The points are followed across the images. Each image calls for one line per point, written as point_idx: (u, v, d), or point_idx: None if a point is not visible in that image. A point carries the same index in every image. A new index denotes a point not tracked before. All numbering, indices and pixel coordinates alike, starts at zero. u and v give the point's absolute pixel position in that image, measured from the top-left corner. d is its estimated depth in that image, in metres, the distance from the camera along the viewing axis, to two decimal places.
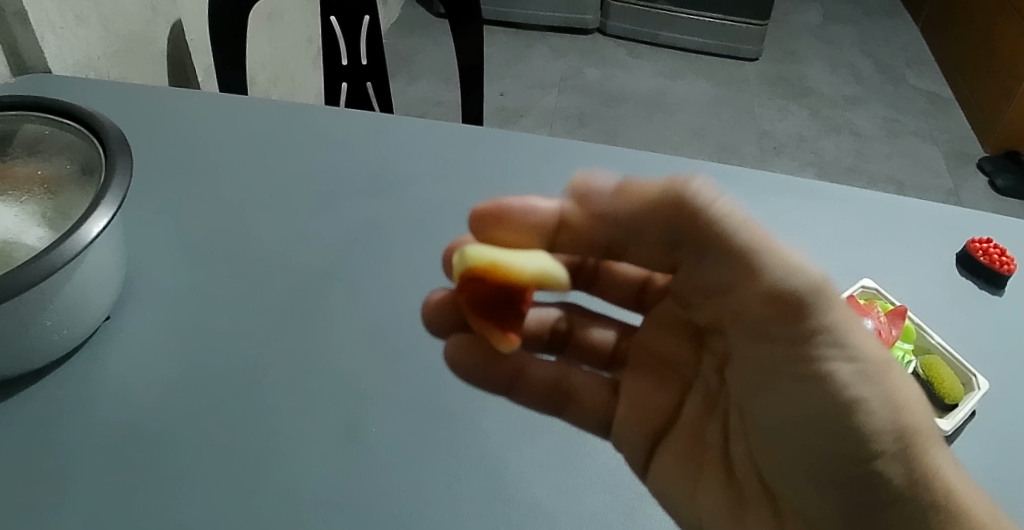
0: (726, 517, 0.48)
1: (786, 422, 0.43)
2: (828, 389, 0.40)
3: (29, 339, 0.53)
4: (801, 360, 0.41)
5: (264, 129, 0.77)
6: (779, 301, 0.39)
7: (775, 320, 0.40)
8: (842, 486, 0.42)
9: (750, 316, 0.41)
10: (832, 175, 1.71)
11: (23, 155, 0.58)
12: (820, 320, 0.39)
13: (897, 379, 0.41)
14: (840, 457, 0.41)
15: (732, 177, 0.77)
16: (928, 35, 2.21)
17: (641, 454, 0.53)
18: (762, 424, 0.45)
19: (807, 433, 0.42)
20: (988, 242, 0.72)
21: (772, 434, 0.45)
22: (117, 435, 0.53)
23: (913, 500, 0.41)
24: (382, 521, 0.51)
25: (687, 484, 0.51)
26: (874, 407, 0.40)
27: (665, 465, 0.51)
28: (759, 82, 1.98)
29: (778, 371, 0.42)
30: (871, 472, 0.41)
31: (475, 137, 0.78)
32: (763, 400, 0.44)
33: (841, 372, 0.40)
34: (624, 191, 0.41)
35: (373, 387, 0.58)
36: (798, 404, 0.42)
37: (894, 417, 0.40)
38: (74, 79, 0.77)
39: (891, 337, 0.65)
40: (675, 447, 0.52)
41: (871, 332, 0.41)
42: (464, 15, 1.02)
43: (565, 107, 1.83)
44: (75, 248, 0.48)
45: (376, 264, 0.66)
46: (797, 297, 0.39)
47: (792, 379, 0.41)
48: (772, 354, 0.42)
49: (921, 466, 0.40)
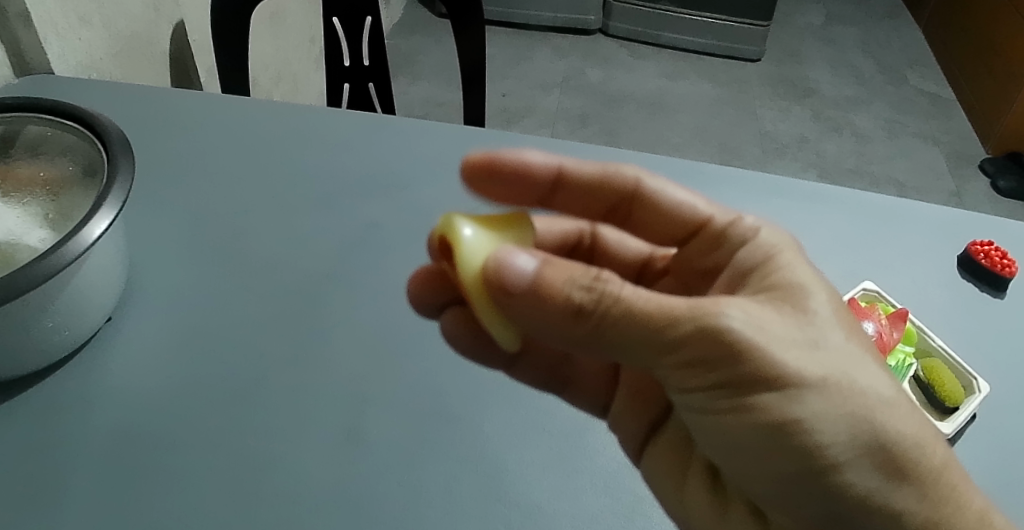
0: (712, 514, 0.50)
1: (737, 456, 0.44)
2: (773, 428, 0.41)
3: (31, 340, 0.53)
4: (737, 402, 0.41)
5: (266, 130, 0.77)
6: (703, 359, 0.39)
7: (704, 372, 0.40)
8: (804, 507, 0.44)
9: (677, 377, 0.41)
10: (835, 177, 1.71)
11: (26, 156, 0.58)
12: (748, 364, 0.40)
13: (847, 391, 0.41)
14: (800, 482, 0.43)
15: (732, 178, 0.77)
16: (930, 36, 2.21)
17: (636, 440, 0.55)
18: (718, 456, 0.46)
19: (766, 465, 0.43)
20: (990, 245, 0.72)
21: (730, 465, 0.45)
22: (120, 436, 0.54)
23: (877, 501, 0.42)
24: (384, 523, 0.51)
25: (676, 475, 0.53)
26: (821, 430, 0.41)
27: (657, 452, 0.54)
28: (761, 83, 1.97)
29: (716, 415, 0.43)
30: (836, 485, 0.42)
31: (476, 138, 0.78)
32: (711, 441, 0.45)
33: (778, 407, 0.40)
34: (525, 289, 0.39)
35: (374, 388, 0.58)
36: (748, 443, 0.43)
37: (847, 434, 0.41)
38: (76, 80, 0.77)
39: (893, 340, 0.65)
40: (669, 438, 0.54)
41: (804, 348, 0.41)
42: (467, 16, 1.02)
43: (568, 107, 1.83)
44: (78, 249, 0.48)
45: (378, 265, 0.67)
46: (724, 343, 0.39)
47: (734, 422, 0.42)
48: (704, 402, 0.43)
49: (881, 465, 0.42)
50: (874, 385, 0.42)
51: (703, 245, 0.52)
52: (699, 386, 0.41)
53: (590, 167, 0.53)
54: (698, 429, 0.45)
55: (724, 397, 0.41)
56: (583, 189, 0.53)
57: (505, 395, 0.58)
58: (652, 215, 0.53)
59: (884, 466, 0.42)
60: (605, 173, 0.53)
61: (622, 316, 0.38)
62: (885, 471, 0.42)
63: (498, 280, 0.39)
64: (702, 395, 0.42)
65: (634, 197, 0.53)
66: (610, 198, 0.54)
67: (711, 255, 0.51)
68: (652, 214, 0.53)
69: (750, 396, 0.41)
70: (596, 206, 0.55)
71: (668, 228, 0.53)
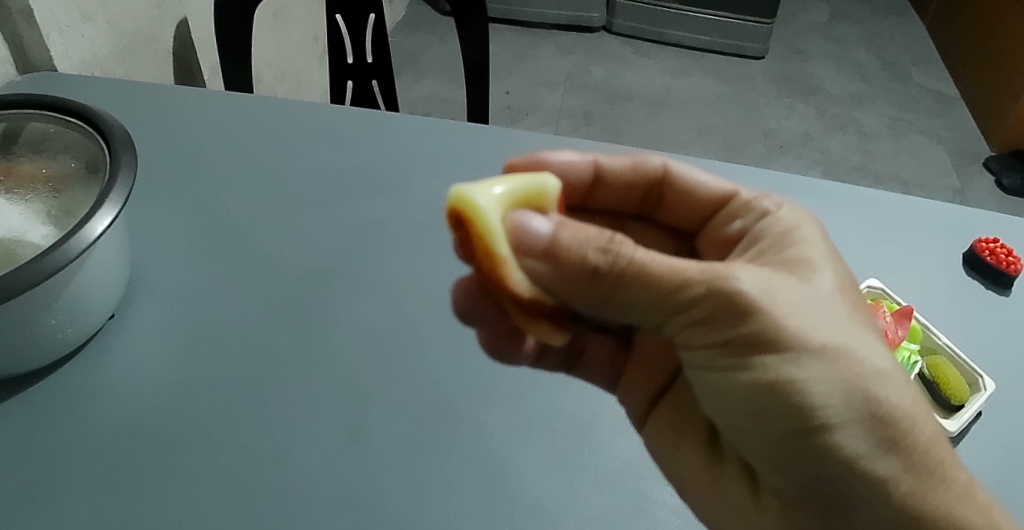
0: (707, 475, 0.52)
1: (734, 416, 0.45)
2: (770, 389, 0.41)
3: (34, 337, 0.53)
4: (737, 360, 0.42)
5: (269, 128, 0.77)
6: (709, 317, 0.41)
7: (707, 327, 0.42)
8: (793, 469, 0.44)
9: (684, 332, 0.43)
10: (839, 174, 1.70)
11: (28, 153, 0.58)
12: (752, 322, 0.40)
13: (849, 360, 0.41)
14: (793, 443, 0.43)
15: (739, 173, 0.77)
16: (935, 33, 2.20)
17: (637, 412, 0.57)
18: (717, 416, 0.46)
19: (760, 424, 0.43)
20: (996, 241, 0.72)
21: (727, 425, 0.46)
22: (122, 434, 0.53)
23: (867, 469, 0.42)
24: (388, 521, 0.51)
25: (673, 442, 0.55)
26: (820, 392, 0.41)
27: (659, 421, 0.56)
28: (765, 80, 1.97)
29: (717, 372, 0.44)
30: (829, 448, 0.42)
31: (479, 135, 0.78)
32: (713, 401, 0.46)
33: (777, 367, 0.41)
34: (540, 260, 0.42)
35: (376, 386, 0.58)
36: (744, 402, 0.43)
37: (845, 399, 0.41)
38: (79, 78, 0.77)
39: (898, 336, 0.64)
40: (668, 413, 0.56)
41: (814, 313, 0.42)
42: (470, 13, 1.02)
43: (571, 105, 1.82)
44: (80, 246, 0.48)
45: (380, 263, 0.66)
46: (734, 302, 0.40)
47: (733, 379, 0.43)
48: (706, 359, 0.44)
49: (874, 433, 0.42)
50: (878, 357, 0.42)
51: (725, 220, 0.52)
52: (702, 342, 0.43)
53: (623, 162, 0.55)
54: (701, 387, 0.46)
55: (725, 355, 0.42)
56: (617, 184, 0.55)
57: (509, 392, 0.58)
58: (682, 201, 0.55)
59: (878, 435, 0.42)
60: (637, 166, 0.54)
61: (632, 276, 0.41)
62: (878, 440, 0.42)
63: (516, 242, 0.42)
64: (704, 352, 0.43)
65: (663, 186, 0.55)
66: (641, 190, 0.56)
67: (736, 223, 0.51)
68: (681, 197, 0.55)
69: (750, 354, 0.41)
70: (630, 198, 0.56)
71: (695, 207, 0.54)
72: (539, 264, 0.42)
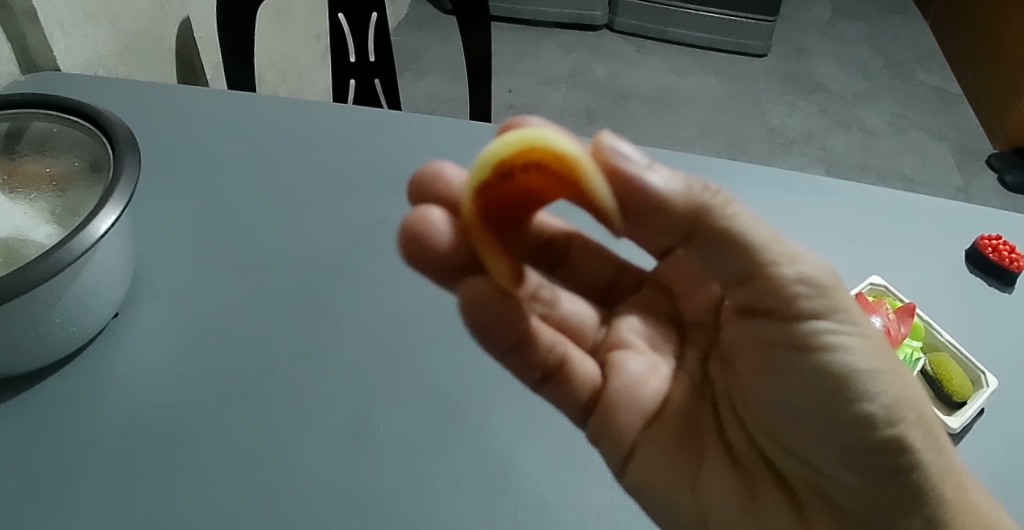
0: (735, 493, 0.48)
1: (803, 400, 0.42)
2: (851, 367, 0.40)
3: (39, 336, 0.53)
4: (817, 345, 0.40)
5: (271, 127, 0.77)
6: (805, 287, 0.39)
7: (804, 296, 0.39)
8: (861, 464, 0.42)
9: (765, 303, 0.40)
10: (842, 172, 1.70)
11: (32, 152, 0.59)
12: (833, 306, 0.40)
13: (897, 357, 0.42)
14: (867, 439, 0.41)
15: (741, 173, 0.77)
16: (938, 30, 2.19)
17: (622, 446, 0.50)
18: (775, 401, 0.44)
19: (827, 415, 0.42)
20: (999, 238, 0.71)
21: (791, 412, 0.43)
22: (126, 432, 0.54)
23: (926, 469, 0.42)
24: (391, 520, 0.51)
25: (685, 474, 0.49)
26: (886, 384, 0.41)
27: (661, 450, 0.49)
28: (767, 78, 1.97)
29: (790, 357, 0.41)
30: (891, 448, 0.41)
31: (482, 133, 0.78)
32: (775, 390, 0.43)
33: (854, 354, 0.40)
34: (645, 178, 0.37)
35: (379, 384, 0.58)
36: (819, 384, 0.41)
37: (906, 390, 0.41)
38: (83, 78, 0.78)
39: (901, 334, 0.65)
40: (666, 434, 0.49)
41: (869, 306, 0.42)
42: (473, 10, 1.01)
43: (574, 104, 1.82)
44: (83, 245, 0.48)
45: (383, 262, 0.66)
46: (818, 284, 0.39)
47: (807, 365, 0.41)
48: (781, 340, 0.41)
49: (929, 434, 0.42)
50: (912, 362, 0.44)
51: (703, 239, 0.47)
52: (793, 314, 0.40)
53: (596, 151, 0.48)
54: (757, 369, 0.44)
55: (805, 339, 0.40)
56: None
57: (511, 390, 0.58)
58: None
59: (931, 434, 0.42)
60: None
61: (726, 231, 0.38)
62: (931, 439, 0.42)
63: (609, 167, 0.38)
64: (778, 329, 0.41)
65: None
66: None
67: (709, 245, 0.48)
68: None
69: (831, 338, 0.40)
70: None
71: None
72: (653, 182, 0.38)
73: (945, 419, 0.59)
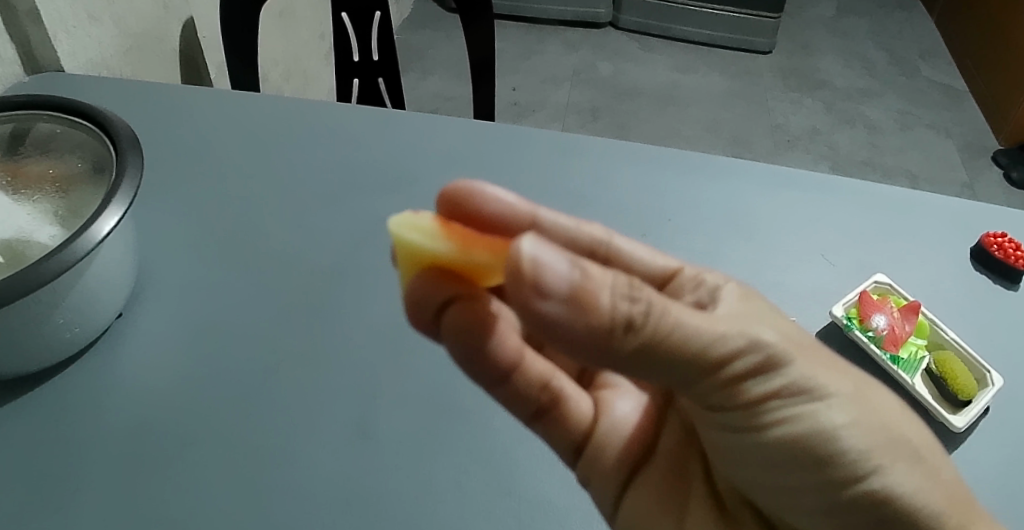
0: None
1: (770, 473, 0.42)
2: (816, 435, 0.40)
3: (43, 337, 0.53)
4: (764, 419, 0.41)
5: (274, 126, 0.77)
6: (747, 374, 0.39)
7: (751, 385, 0.40)
8: (847, 520, 0.42)
9: (713, 397, 0.40)
10: (847, 169, 1.70)
11: (35, 154, 0.59)
12: (780, 380, 0.40)
13: (872, 410, 0.42)
14: (835, 494, 0.41)
15: (746, 171, 0.77)
16: (943, 25, 2.18)
17: (612, 485, 0.50)
18: (742, 473, 0.45)
19: (792, 484, 0.42)
20: (1005, 236, 0.71)
21: (758, 484, 0.44)
22: (131, 431, 0.54)
23: (917, 510, 0.41)
24: (394, 519, 0.51)
25: (674, 514, 0.49)
26: (851, 438, 0.40)
27: (642, 495, 0.50)
28: (771, 75, 1.96)
29: (747, 439, 0.42)
30: (872, 498, 0.41)
31: (484, 132, 0.78)
32: (740, 465, 0.44)
33: (809, 421, 0.40)
34: (569, 300, 0.34)
35: (384, 383, 0.58)
36: (785, 457, 0.41)
37: (879, 433, 0.41)
38: (87, 78, 0.78)
39: (904, 332, 0.66)
40: (655, 475, 0.50)
41: (828, 369, 0.42)
42: (476, 9, 1.01)
43: (578, 101, 1.82)
44: (87, 246, 0.48)
45: (387, 260, 0.67)
46: (764, 361, 0.39)
47: (760, 438, 0.41)
48: (729, 416, 0.42)
49: (920, 473, 0.42)
50: (892, 403, 0.43)
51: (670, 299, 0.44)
52: (747, 400, 0.40)
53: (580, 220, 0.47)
54: (725, 446, 0.44)
55: (755, 414, 0.41)
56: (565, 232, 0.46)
57: None
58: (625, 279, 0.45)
59: (917, 467, 0.42)
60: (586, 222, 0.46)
61: (669, 336, 0.37)
62: (919, 471, 0.42)
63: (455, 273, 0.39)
64: (723, 411, 0.41)
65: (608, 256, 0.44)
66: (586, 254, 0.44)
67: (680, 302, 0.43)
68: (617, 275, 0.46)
69: (780, 410, 0.40)
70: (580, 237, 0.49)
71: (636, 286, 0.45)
72: (557, 314, 0.35)
73: (948, 418, 0.60)
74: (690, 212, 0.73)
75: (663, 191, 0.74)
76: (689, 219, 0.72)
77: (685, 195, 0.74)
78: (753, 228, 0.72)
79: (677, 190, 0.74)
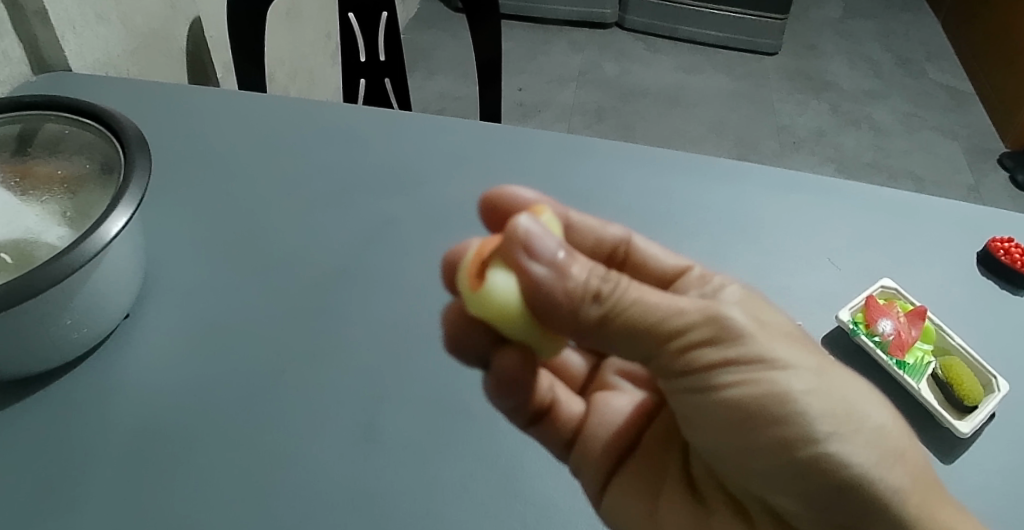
0: (690, 522, 0.49)
1: (730, 443, 0.43)
2: (774, 402, 0.41)
3: (51, 338, 0.53)
4: (722, 389, 0.41)
5: (282, 126, 0.77)
6: (704, 343, 0.41)
7: (707, 353, 0.41)
8: (807, 493, 0.42)
9: (670, 366, 0.42)
10: (854, 171, 1.70)
11: (44, 154, 0.59)
12: (742, 350, 0.41)
13: (834, 384, 0.42)
14: (794, 465, 0.42)
15: (754, 173, 0.77)
16: (950, 27, 2.18)
17: (597, 476, 0.54)
18: (706, 443, 0.45)
19: (750, 456, 0.43)
20: (1011, 241, 0.71)
21: (722, 455, 0.44)
22: (137, 432, 0.54)
23: (875, 485, 0.42)
24: (399, 521, 0.51)
25: (645, 501, 0.52)
26: (811, 406, 0.41)
27: (620, 491, 0.53)
28: (777, 76, 1.96)
29: (707, 410, 0.43)
30: (831, 468, 0.41)
31: (491, 133, 0.78)
32: (703, 437, 0.45)
33: (767, 391, 0.41)
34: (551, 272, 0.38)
35: (390, 385, 0.58)
36: (742, 425, 0.42)
37: (839, 406, 0.42)
38: (95, 78, 0.78)
39: (910, 337, 0.66)
40: (636, 467, 0.54)
41: (791, 342, 0.43)
42: (483, 9, 1.01)
43: (584, 101, 1.82)
44: (95, 247, 0.48)
45: (393, 260, 0.67)
46: (724, 330, 0.41)
47: (718, 405, 0.42)
48: (689, 388, 0.43)
49: (881, 451, 0.42)
50: (856, 382, 0.43)
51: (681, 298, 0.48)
52: (705, 368, 0.41)
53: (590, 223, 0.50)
54: (689, 415, 0.45)
55: (714, 383, 0.41)
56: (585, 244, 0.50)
57: None
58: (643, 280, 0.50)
59: (880, 446, 0.42)
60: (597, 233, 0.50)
61: (625, 309, 0.39)
62: (880, 450, 0.42)
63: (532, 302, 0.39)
64: (681, 381, 0.42)
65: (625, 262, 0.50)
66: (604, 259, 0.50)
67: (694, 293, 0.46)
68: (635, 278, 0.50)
69: (739, 376, 0.41)
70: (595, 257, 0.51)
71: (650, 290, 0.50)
72: (542, 276, 0.38)
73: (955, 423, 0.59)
74: (697, 214, 0.73)
75: (671, 194, 0.74)
76: (696, 221, 0.72)
77: (692, 199, 0.74)
78: (761, 231, 0.72)
79: (685, 193, 0.74)
